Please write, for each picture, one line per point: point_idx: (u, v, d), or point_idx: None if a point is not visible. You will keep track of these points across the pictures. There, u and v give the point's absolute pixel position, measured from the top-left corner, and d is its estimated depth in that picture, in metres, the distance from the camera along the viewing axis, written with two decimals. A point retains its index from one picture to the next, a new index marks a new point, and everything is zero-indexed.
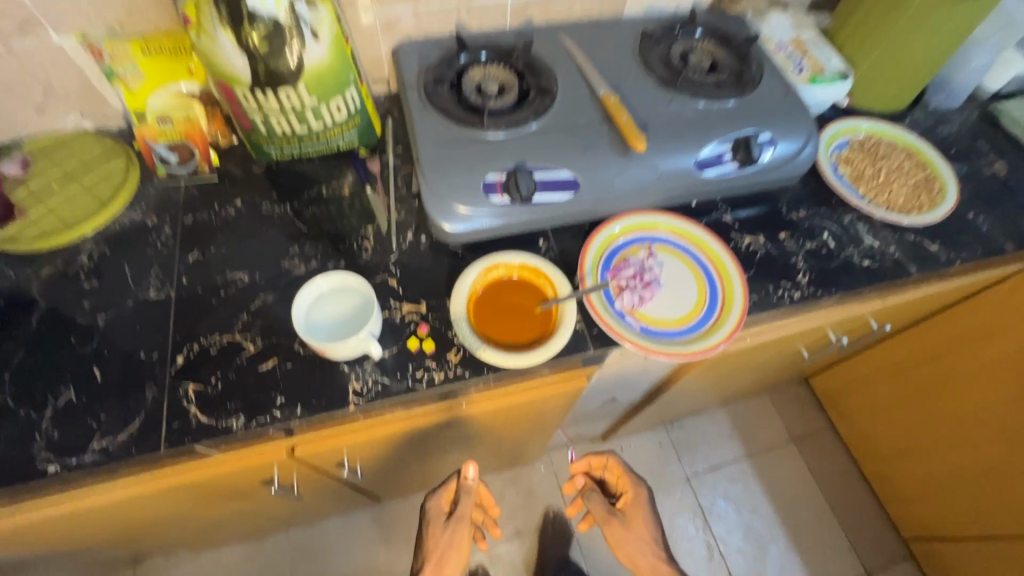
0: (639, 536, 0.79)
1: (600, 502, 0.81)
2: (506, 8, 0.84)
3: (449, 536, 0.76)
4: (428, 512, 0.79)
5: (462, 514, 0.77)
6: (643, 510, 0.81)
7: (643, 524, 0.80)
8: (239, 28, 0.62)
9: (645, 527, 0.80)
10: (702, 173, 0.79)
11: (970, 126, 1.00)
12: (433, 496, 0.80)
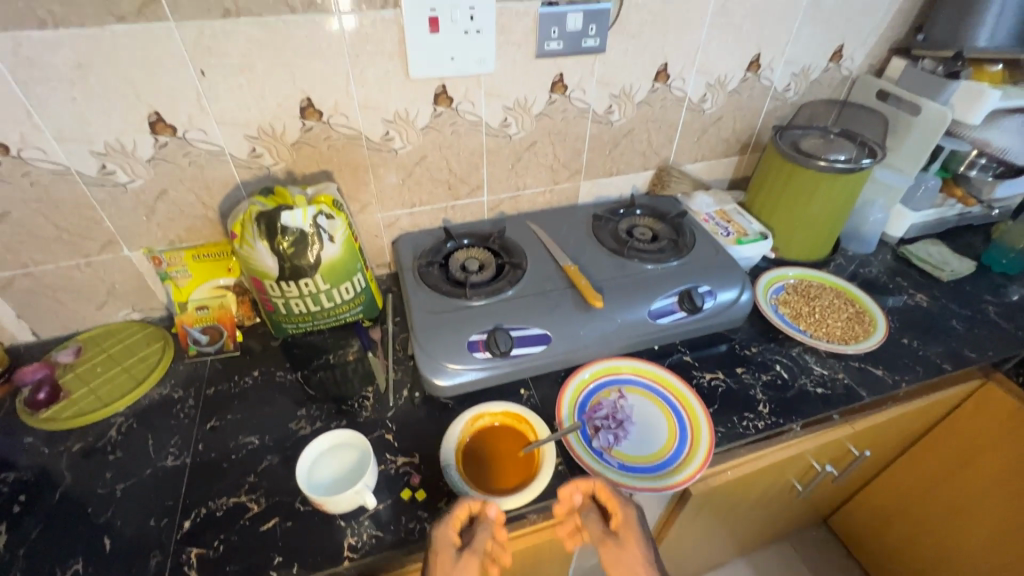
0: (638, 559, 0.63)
1: (596, 521, 0.67)
2: (483, 205, 1.07)
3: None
4: (433, 543, 0.62)
5: (477, 549, 0.61)
6: (638, 532, 0.65)
7: (642, 549, 0.64)
8: (273, 238, 0.80)
9: (641, 553, 0.64)
10: (655, 321, 0.92)
11: (888, 266, 1.17)
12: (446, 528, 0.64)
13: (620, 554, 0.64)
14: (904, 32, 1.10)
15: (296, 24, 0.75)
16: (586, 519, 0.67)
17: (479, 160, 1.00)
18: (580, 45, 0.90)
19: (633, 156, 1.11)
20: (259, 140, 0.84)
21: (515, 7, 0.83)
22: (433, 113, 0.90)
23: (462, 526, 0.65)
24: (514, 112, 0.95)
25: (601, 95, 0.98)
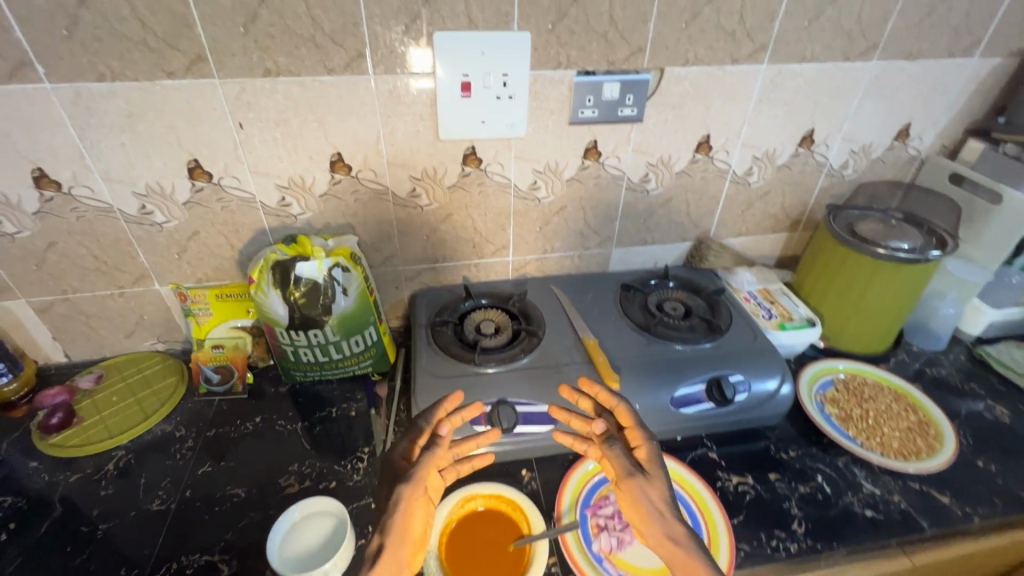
0: (657, 495, 0.60)
1: (620, 453, 0.61)
2: (508, 265, 1.04)
3: (405, 504, 0.57)
4: (386, 467, 0.60)
5: (416, 480, 0.58)
6: (662, 470, 0.61)
7: (664, 487, 0.60)
8: (286, 287, 0.80)
9: (662, 488, 0.60)
10: (678, 410, 0.84)
11: (963, 368, 1.03)
12: (397, 452, 0.61)
13: (643, 489, 0.60)
14: (983, 112, 1.00)
15: (332, 84, 0.77)
16: (612, 444, 0.62)
17: (505, 221, 0.98)
18: (616, 114, 0.87)
19: (670, 226, 1.05)
20: (289, 190, 0.86)
21: (550, 75, 0.82)
22: (461, 172, 0.90)
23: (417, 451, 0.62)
24: (544, 176, 0.93)
25: (637, 163, 0.95)
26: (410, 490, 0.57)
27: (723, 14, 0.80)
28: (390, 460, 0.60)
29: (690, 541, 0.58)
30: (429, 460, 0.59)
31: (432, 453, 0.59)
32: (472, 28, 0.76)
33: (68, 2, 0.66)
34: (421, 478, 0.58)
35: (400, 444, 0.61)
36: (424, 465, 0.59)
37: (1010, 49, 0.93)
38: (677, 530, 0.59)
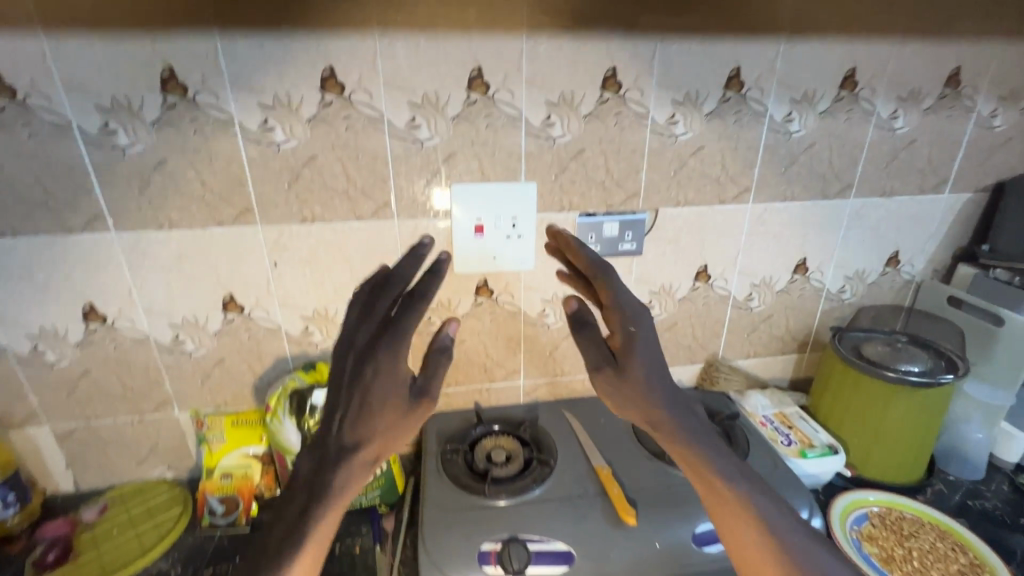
0: (638, 386, 0.61)
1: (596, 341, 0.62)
2: (519, 388, 1.05)
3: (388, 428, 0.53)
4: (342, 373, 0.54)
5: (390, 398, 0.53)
6: (642, 364, 0.61)
7: (640, 384, 0.61)
8: (301, 416, 0.83)
9: (632, 364, 0.61)
10: (703, 548, 0.77)
11: (1009, 501, 0.95)
12: (387, 353, 0.53)
13: (617, 380, 0.61)
14: (967, 240, 1.06)
15: (359, 227, 0.87)
16: (589, 329, 0.64)
17: (516, 346, 1.01)
18: (616, 248, 0.95)
19: (678, 349, 1.08)
20: (313, 320, 0.92)
21: (554, 217, 0.91)
22: (473, 301, 0.95)
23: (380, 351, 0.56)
24: (552, 304, 0.98)
25: (639, 291, 1.00)
26: (394, 411, 0.53)
27: (706, 164, 0.91)
28: (378, 360, 0.53)
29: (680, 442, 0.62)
30: (434, 369, 0.57)
31: (444, 359, 0.58)
32: (485, 180, 0.86)
33: (145, 169, 0.78)
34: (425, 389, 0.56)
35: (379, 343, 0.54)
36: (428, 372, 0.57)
37: (977, 186, 1.01)
38: (656, 416, 0.61)
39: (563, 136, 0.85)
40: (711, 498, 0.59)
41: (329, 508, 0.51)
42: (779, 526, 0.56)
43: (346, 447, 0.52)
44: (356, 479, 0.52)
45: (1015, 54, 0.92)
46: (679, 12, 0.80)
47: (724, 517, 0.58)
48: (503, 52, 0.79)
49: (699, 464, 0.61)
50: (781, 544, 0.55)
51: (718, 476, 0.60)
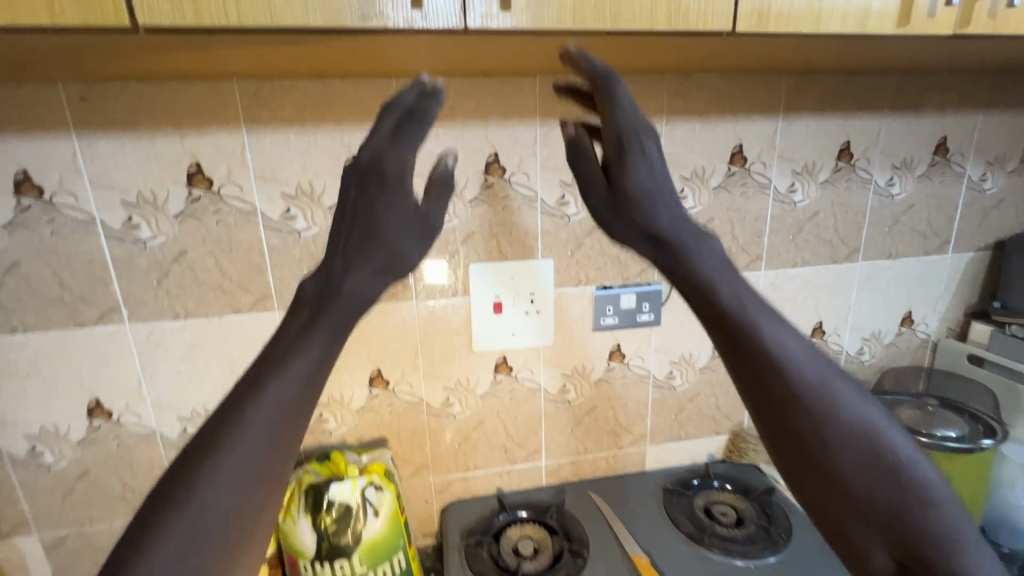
0: (639, 196, 0.43)
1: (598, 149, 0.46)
2: (541, 469, 1.00)
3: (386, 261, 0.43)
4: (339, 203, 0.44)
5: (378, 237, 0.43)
6: (638, 162, 0.44)
7: (645, 206, 0.43)
8: (316, 513, 0.78)
9: (627, 172, 0.44)
10: None
11: None
12: (405, 190, 0.43)
13: (614, 206, 0.45)
14: (977, 297, 1.08)
15: (378, 309, 0.86)
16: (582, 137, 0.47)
17: (537, 424, 0.97)
18: (634, 319, 0.95)
19: (702, 419, 1.04)
20: (328, 406, 0.89)
21: (572, 291, 0.91)
22: (492, 379, 0.93)
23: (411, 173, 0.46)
24: (572, 378, 0.96)
25: (660, 362, 0.99)
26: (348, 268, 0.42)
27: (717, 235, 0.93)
28: (384, 181, 0.42)
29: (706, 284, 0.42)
30: (438, 208, 0.46)
31: (445, 199, 0.47)
32: (502, 258, 0.87)
33: (165, 260, 0.78)
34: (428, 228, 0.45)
35: (388, 171, 0.42)
36: (436, 207, 0.46)
37: (978, 245, 1.04)
38: (669, 239, 0.43)
39: (578, 214, 0.88)
40: (725, 343, 0.41)
41: (276, 376, 0.38)
42: (811, 376, 0.40)
43: (298, 335, 0.40)
44: (307, 365, 0.39)
45: (995, 124, 0.98)
46: (682, 96, 0.85)
47: (740, 374, 0.41)
48: (518, 138, 0.83)
49: (715, 292, 0.42)
50: (810, 410, 0.39)
51: (737, 309, 0.41)
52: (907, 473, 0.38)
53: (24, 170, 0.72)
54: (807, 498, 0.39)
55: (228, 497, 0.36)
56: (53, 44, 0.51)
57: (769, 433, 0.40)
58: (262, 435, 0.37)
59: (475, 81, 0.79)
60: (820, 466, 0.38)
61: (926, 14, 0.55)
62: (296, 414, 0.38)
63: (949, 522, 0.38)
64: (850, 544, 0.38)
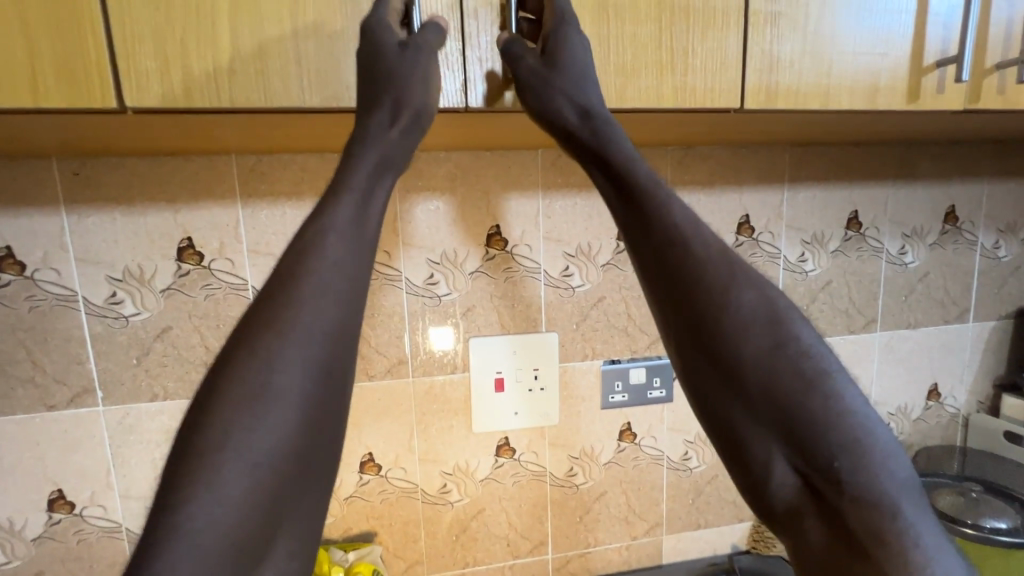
0: (564, 76, 0.44)
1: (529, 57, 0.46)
2: (548, 564, 0.90)
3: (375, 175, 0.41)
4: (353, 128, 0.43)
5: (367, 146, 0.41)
6: (569, 57, 0.45)
7: (566, 86, 0.44)
8: None
9: (562, 48, 0.45)
10: None
11: None
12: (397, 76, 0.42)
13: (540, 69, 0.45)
14: (1003, 368, 1.02)
15: (372, 387, 0.81)
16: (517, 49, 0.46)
17: (542, 513, 0.89)
18: (645, 396, 0.89)
19: (722, 505, 0.96)
20: None
21: (577, 366, 0.86)
22: (493, 463, 0.86)
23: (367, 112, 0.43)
24: (580, 461, 0.89)
25: (674, 442, 0.92)
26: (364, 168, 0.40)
27: None
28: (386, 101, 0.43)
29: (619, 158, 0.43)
30: (416, 68, 0.43)
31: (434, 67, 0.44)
32: (504, 332, 0.83)
33: (147, 337, 0.74)
34: (417, 102, 0.43)
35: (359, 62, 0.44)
36: (428, 78, 0.44)
37: (999, 313, 1.00)
38: (585, 117, 0.45)
39: (582, 285, 0.84)
40: (621, 222, 0.44)
41: (295, 295, 0.36)
42: (707, 252, 0.41)
43: (319, 226, 0.38)
44: (333, 265, 0.37)
45: (1001, 193, 0.96)
46: (686, 168, 0.84)
47: (632, 249, 0.44)
48: (521, 210, 0.81)
49: (623, 168, 0.43)
50: (709, 295, 0.41)
51: (635, 182, 0.42)
52: (800, 353, 0.41)
53: (7, 246, 0.69)
54: (691, 373, 0.43)
55: (291, 403, 0.34)
56: (42, 124, 0.49)
57: (661, 314, 0.43)
58: (314, 333, 0.36)
59: (477, 155, 0.79)
60: (701, 342, 0.41)
61: (935, 90, 0.54)
62: (338, 320, 0.37)
63: (857, 411, 0.40)
64: (726, 418, 0.42)
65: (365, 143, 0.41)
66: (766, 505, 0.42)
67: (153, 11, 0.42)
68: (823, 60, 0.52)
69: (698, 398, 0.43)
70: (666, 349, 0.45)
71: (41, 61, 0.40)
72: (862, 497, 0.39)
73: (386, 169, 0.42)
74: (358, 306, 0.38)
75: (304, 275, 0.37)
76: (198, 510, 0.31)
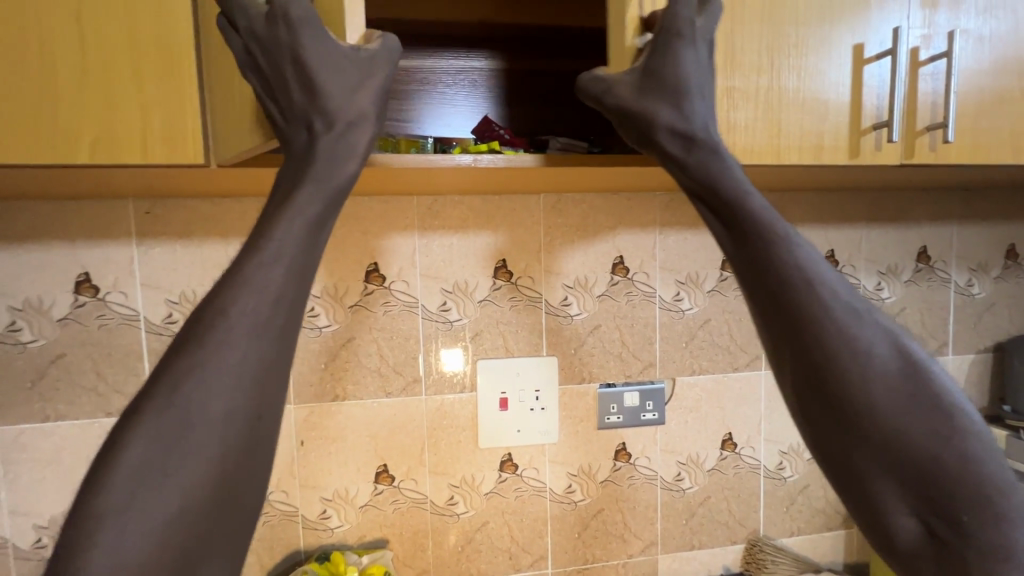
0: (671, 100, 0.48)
1: (625, 84, 0.49)
2: None
3: (324, 209, 0.41)
4: (297, 151, 0.42)
5: (321, 175, 0.41)
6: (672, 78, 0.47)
7: (671, 119, 0.48)
8: None
9: (669, 65, 0.47)
10: None
11: None
12: (342, 113, 0.42)
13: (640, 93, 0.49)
14: (986, 401, 1.07)
15: (389, 403, 0.89)
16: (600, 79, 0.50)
17: (542, 528, 0.95)
18: (639, 418, 0.96)
19: (715, 527, 1.00)
20: (333, 502, 0.89)
21: (576, 388, 0.94)
22: (497, 477, 0.93)
23: (303, 126, 0.42)
24: (578, 478, 0.95)
25: (667, 463, 0.98)
26: (313, 197, 0.40)
27: (715, 334, 0.98)
28: (331, 121, 0.42)
29: (735, 203, 0.46)
30: (352, 78, 0.42)
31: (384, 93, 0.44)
32: (509, 355, 0.92)
33: None
34: (359, 149, 0.43)
35: (285, 69, 0.41)
36: (376, 114, 0.44)
37: (977, 347, 1.06)
38: (700, 152, 0.48)
39: (580, 313, 0.94)
40: (748, 277, 0.48)
41: (241, 326, 0.37)
42: (845, 310, 0.44)
43: (259, 262, 0.38)
44: (266, 299, 0.38)
45: (971, 235, 1.04)
46: (673, 210, 0.95)
47: (756, 304, 0.48)
48: (525, 246, 0.91)
49: (737, 209, 0.46)
50: (843, 351, 0.44)
51: (771, 243, 0.45)
52: (935, 407, 0.44)
53: (87, 272, 0.81)
54: (811, 416, 0.47)
55: (207, 452, 0.35)
56: (114, 173, 0.61)
57: (788, 365, 0.47)
58: (248, 363, 0.37)
59: (488, 198, 0.90)
60: (836, 400, 0.45)
61: (873, 148, 0.64)
62: (272, 348, 0.38)
63: (986, 467, 0.44)
64: (854, 470, 0.46)
65: (308, 188, 0.40)
66: (889, 550, 0.47)
67: (218, 88, 0.53)
68: (774, 124, 0.62)
69: (826, 449, 0.47)
70: (783, 388, 0.49)
71: (111, 122, 0.52)
72: (988, 549, 0.44)
73: (337, 202, 0.42)
74: (282, 353, 0.39)
75: (220, 328, 0.37)
76: (102, 561, 0.33)
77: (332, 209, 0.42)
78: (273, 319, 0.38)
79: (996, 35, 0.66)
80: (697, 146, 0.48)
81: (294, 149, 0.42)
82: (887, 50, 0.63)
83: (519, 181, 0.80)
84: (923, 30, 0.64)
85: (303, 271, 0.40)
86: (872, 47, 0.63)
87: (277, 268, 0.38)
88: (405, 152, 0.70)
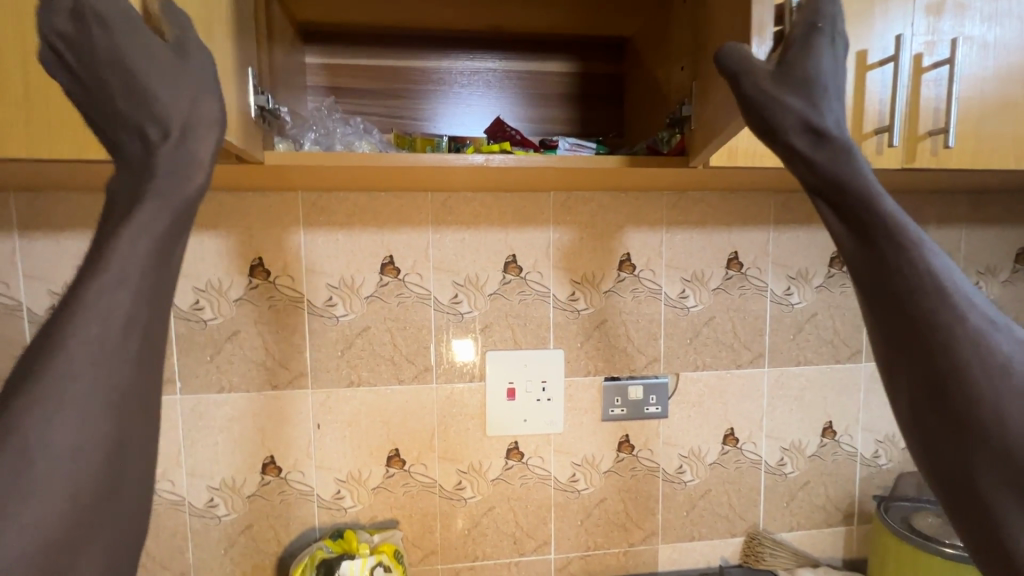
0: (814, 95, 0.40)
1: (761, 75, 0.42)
2: (550, 563, 0.99)
3: (173, 225, 0.33)
4: (123, 174, 0.34)
5: (162, 193, 0.33)
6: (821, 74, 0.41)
7: (810, 110, 0.40)
8: None
9: (807, 59, 0.42)
10: None
11: None
12: (177, 116, 0.34)
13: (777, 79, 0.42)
14: None
15: (401, 390, 0.93)
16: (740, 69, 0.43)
17: (546, 514, 0.98)
18: (642, 411, 0.99)
19: (715, 520, 1.03)
20: (346, 483, 0.93)
21: (581, 380, 0.97)
22: (504, 464, 0.97)
23: (138, 136, 0.34)
24: (582, 468, 0.99)
25: (669, 455, 1.00)
26: (158, 214, 0.32)
27: (719, 331, 1.00)
28: (168, 127, 0.34)
29: (866, 202, 0.38)
30: (185, 78, 0.36)
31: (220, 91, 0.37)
32: (517, 347, 0.95)
33: (219, 338, 0.89)
34: (205, 158, 0.35)
35: (102, 72, 0.34)
36: (219, 113, 0.37)
37: None
38: (837, 146, 0.40)
39: (586, 308, 0.96)
40: (866, 281, 0.39)
41: (80, 364, 0.29)
42: (980, 316, 0.36)
43: (103, 279, 0.30)
44: (118, 321, 0.30)
45: (980, 238, 1.05)
46: (680, 210, 0.97)
47: (874, 316, 0.39)
48: (534, 242, 0.94)
49: (863, 203, 0.38)
50: (974, 360, 0.35)
51: (901, 243, 0.37)
52: None
53: None
54: (926, 440, 0.37)
55: (47, 515, 0.27)
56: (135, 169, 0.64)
57: (906, 389, 0.38)
58: (98, 397, 0.29)
59: (499, 195, 0.93)
60: (960, 420, 0.35)
61: (874, 152, 0.66)
62: (128, 381, 0.31)
63: None
64: (986, 516, 0.35)
65: (149, 203, 0.32)
66: None
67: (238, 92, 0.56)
68: None
69: (944, 480, 0.37)
70: (893, 406, 0.40)
71: None
72: None
73: (188, 217, 0.34)
74: (138, 395, 0.31)
75: (59, 359, 0.29)
76: None
77: (186, 224, 0.34)
78: (126, 348, 0.30)
79: (1000, 42, 0.67)
80: (827, 140, 0.40)
81: (127, 163, 0.34)
82: (891, 56, 0.65)
83: (528, 180, 0.83)
84: (927, 37, 0.66)
85: (158, 294, 0.32)
86: (876, 53, 0.65)
87: (121, 292, 0.30)
88: (421, 150, 0.74)
